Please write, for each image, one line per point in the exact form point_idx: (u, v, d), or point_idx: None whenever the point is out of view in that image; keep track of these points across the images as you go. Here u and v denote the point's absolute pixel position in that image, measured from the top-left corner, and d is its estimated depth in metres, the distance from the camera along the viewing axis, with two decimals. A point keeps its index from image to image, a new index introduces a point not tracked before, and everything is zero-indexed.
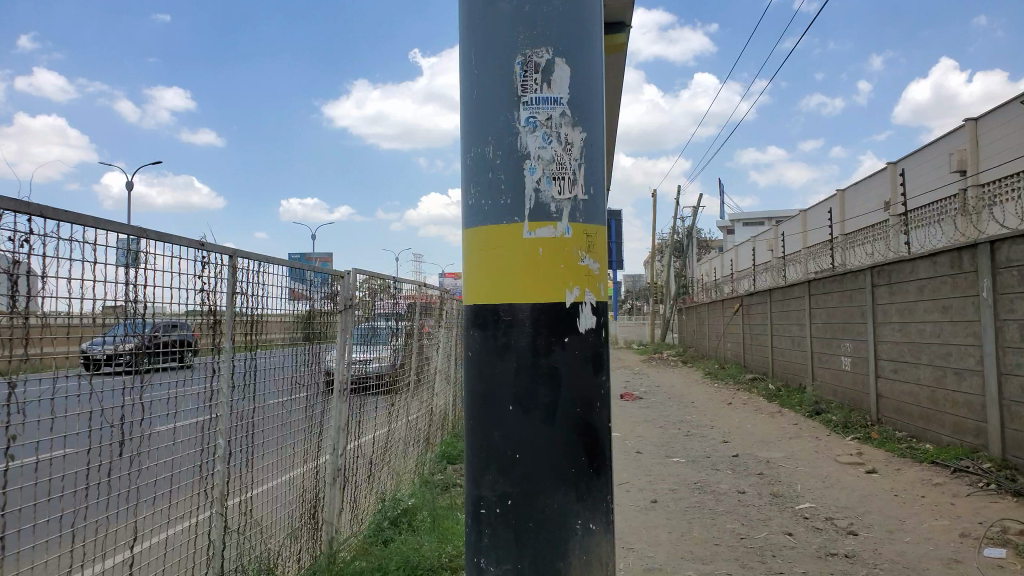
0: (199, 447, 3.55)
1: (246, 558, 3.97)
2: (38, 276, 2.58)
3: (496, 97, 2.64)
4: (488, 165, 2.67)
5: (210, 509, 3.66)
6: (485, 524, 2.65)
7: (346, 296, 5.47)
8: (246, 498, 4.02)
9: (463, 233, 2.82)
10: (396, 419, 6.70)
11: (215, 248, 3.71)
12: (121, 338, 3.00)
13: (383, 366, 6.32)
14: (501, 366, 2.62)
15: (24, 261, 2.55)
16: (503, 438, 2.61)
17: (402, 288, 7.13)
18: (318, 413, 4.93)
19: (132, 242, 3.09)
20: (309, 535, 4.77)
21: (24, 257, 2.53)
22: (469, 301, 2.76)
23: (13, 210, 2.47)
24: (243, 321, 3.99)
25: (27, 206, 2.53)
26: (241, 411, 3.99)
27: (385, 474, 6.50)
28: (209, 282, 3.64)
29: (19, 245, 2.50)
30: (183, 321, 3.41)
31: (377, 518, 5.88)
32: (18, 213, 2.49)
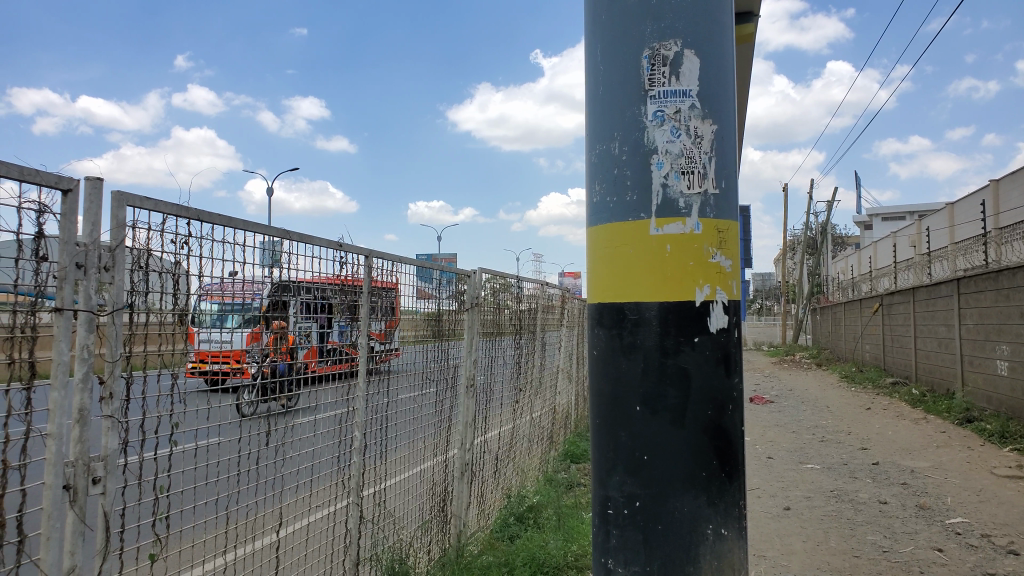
0: (338, 439, 3.72)
1: (380, 547, 4.12)
2: (196, 276, 2.78)
3: (622, 93, 2.61)
4: (614, 161, 2.64)
5: (348, 498, 3.82)
6: (613, 525, 2.63)
7: (473, 294, 5.58)
8: (380, 490, 4.19)
9: (588, 231, 2.81)
10: (520, 416, 6.77)
11: (352, 248, 3.88)
12: (271, 334, 3.20)
13: (508, 363, 6.40)
14: (628, 365, 2.59)
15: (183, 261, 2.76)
16: (630, 439, 2.58)
17: (526, 287, 7.19)
18: (446, 409, 5.06)
19: (276, 244, 3.28)
20: (439, 527, 4.90)
21: (184, 258, 2.74)
22: (594, 298, 2.75)
23: (174, 214, 2.68)
24: (378, 319, 4.15)
25: (186, 210, 2.73)
26: (377, 405, 4.16)
27: (510, 470, 6.57)
28: (347, 282, 3.81)
29: (180, 247, 2.71)
30: (324, 318, 3.59)
31: (504, 514, 5.96)
32: (179, 217, 2.70)
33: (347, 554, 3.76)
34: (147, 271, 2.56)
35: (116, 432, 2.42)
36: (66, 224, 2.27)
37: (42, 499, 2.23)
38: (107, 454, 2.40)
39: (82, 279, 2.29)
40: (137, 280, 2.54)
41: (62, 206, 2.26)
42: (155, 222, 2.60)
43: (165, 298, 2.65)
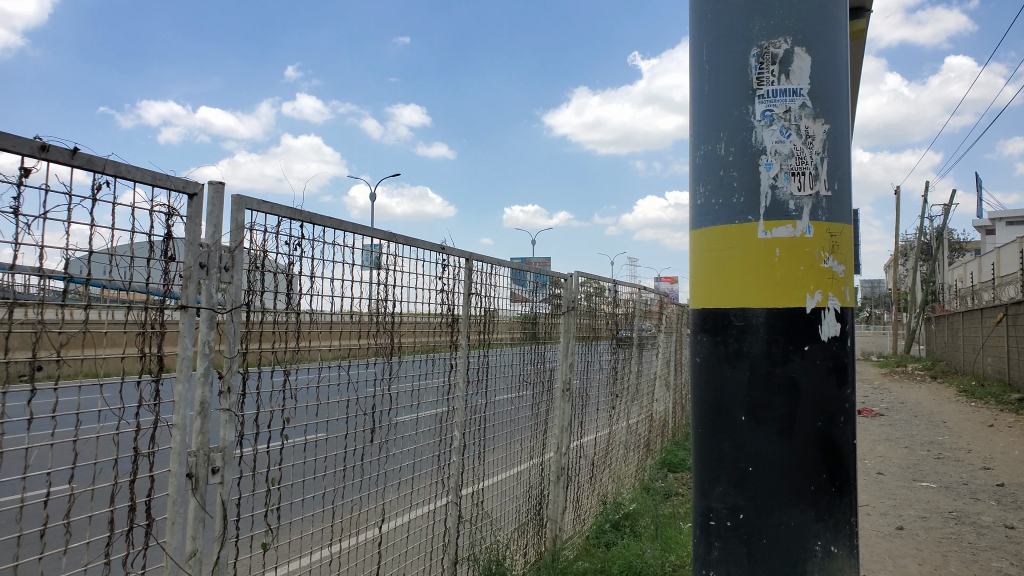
0: (437, 438, 3.80)
1: (478, 547, 4.17)
2: (308, 277, 2.90)
3: (729, 93, 2.55)
4: (720, 163, 2.57)
5: (446, 497, 3.86)
6: (714, 536, 2.56)
7: (570, 298, 5.57)
8: (478, 490, 4.25)
9: (691, 234, 2.75)
10: (617, 422, 6.70)
11: (453, 251, 3.95)
12: (376, 334, 3.29)
13: (605, 369, 6.35)
14: (732, 374, 2.51)
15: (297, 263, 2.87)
16: (734, 449, 2.50)
17: (623, 292, 7.12)
18: (543, 412, 5.07)
19: (382, 246, 3.37)
20: (535, 530, 4.91)
21: (297, 260, 2.85)
22: (698, 304, 2.69)
23: (289, 217, 2.79)
24: (477, 320, 4.20)
25: (299, 214, 2.85)
26: (475, 405, 4.21)
27: (606, 476, 6.51)
28: (449, 284, 3.88)
29: (294, 249, 2.83)
30: (426, 320, 3.66)
31: (600, 520, 5.91)
32: (294, 220, 2.81)
33: (445, 552, 3.80)
34: (264, 271, 2.68)
35: (234, 425, 2.55)
36: (192, 226, 2.41)
37: (167, 486, 2.37)
38: (224, 445, 2.53)
39: (205, 278, 2.42)
40: (254, 279, 2.66)
41: (188, 209, 2.40)
42: (271, 225, 2.72)
43: (278, 297, 2.78)
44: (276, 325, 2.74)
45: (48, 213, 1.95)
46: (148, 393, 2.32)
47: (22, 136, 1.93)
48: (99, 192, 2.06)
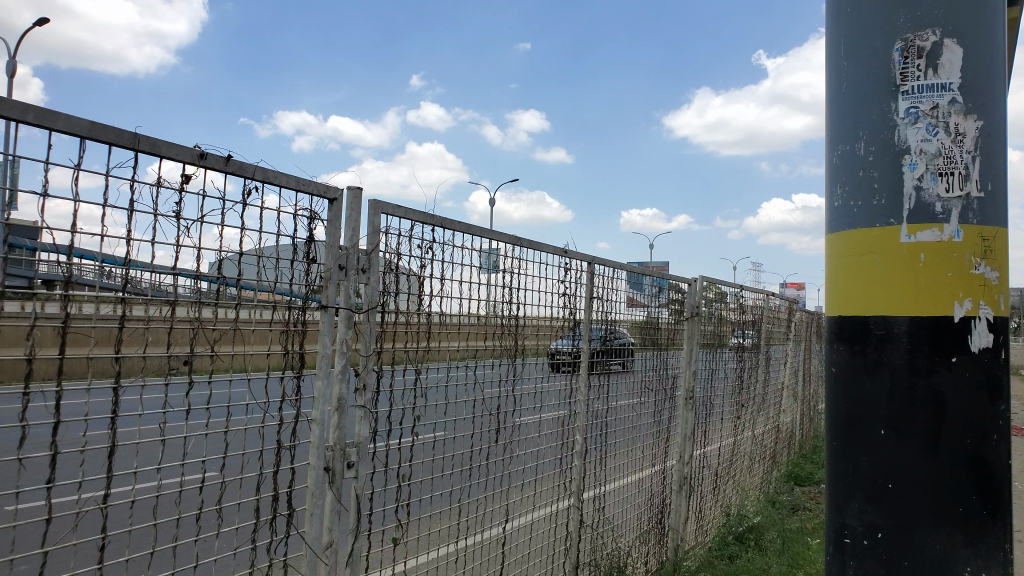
0: (560, 441, 3.82)
1: (599, 553, 4.15)
2: (438, 280, 2.99)
3: (870, 90, 2.42)
4: (858, 163, 2.45)
5: (569, 500, 3.87)
6: (849, 555, 2.44)
7: (693, 303, 5.44)
8: (600, 495, 4.23)
9: (826, 238, 2.63)
10: (742, 432, 6.49)
11: (576, 254, 3.96)
12: (499, 336, 3.36)
13: (729, 377, 6.17)
14: (871, 386, 2.39)
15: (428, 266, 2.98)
16: (871, 464, 2.37)
17: (749, 298, 6.89)
18: (665, 419, 4.99)
19: (508, 249, 3.44)
20: (657, 539, 4.84)
21: (429, 263, 2.95)
22: (833, 311, 2.57)
23: (421, 221, 2.90)
24: (598, 326, 4.19)
25: (430, 218, 2.95)
26: (596, 410, 4.20)
27: (729, 487, 6.33)
28: (571, 287, 3.89)
29: (425, 252, 2.93)
30: (548, 324, 3.69)
31: (723, 532, 5.74)
32: (425, 225, 2.92)
33: (569, 555, 3.81)
34: (396, 274, 2.80)
35: (367, 420, 2.66)
36: (331, 230, 2.54)
37: (306, 477, 2.51)
38: (359, 440, 2.64)
39: (343, 280, 2.55)
40: (389, 281, 2.77)
41: (329, 213, 2.53)
42: (405, 229, 2.84)
43: (409, 299, 2.89)
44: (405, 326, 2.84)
45: (204, 217, 2.11)
46: (290, 388, 2.47)
47: (184, 145, 2.10)
48: (249, 197, 2.21)
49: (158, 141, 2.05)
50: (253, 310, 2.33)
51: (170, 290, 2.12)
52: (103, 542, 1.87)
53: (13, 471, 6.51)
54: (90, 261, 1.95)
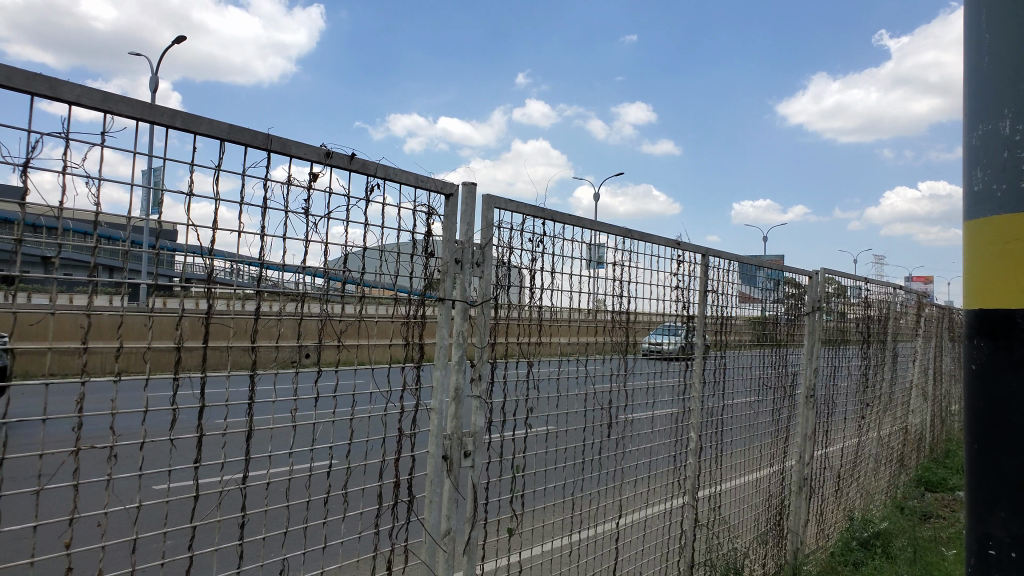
0: (674, 438, 3.75)
1: (715, 554, 4.05)
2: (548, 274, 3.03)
3: (1016, 64, 2.24)
4: (1002, 144, 2.27)
5: (683, 498, 3.78)
6: (994, 568, 2.27)
7: (814, 298, 5.23)
8: (715, 494, 4.13)
9: (964, 227, 2.46)
10: (867, 433, 6.18)
11: (689, 246, 3.88)
12: (610, 329, 3.36)
13: (853, 375, 5.88)
14: (1018, 386, 2.21)
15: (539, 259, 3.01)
16: (1020, 471, 2.20)
17: (875, 292, 6.54)
18: (784, 417, 4.82)
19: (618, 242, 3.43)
20: (776, 541, 4.67)
21: (539, 256, 2.98)
22: (972, 304, 2.41)
23: (532, 214, 2.93)
24: (713, 320, 4.09)
25: (541, 212, 2.97)
26: (712, 408, 4.09)
27: (853, 490, 6.05)
28: (684, 280, 3.81)
29: (536, 245, 2.96)
30: (659, 318, 3.65)
31: (847, 536, 5.48)
32: (537, 218, 2.96)
33: (684, 554, 3.73)
34: (509, 267, 2.83)
35: (482, 411, 2.72)
36: (448, 224, 2.59)
37: (426, 466, 2.59)
38: (475, 430, 2.70)
39: (459, 273, 2.60)
40: (501, 275, 2.82)
41: (445, 208, 2.58)
42: (516, 223, 2.86)
43: (520, 292, 2.92)
44: (516, 320, 2.88)
45: (330, 214, 2.20)
46: (410, 378, 2.55)
47: (311, 144, 2.19)
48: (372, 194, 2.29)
49: (288, 142, 2.14)
50: (375, 304, 2.42)
51: (300, 286, 2.22)
52: (242, 521, 1.98)
53: (160, 453, 7.01)
54: (227, 259, 2.08)
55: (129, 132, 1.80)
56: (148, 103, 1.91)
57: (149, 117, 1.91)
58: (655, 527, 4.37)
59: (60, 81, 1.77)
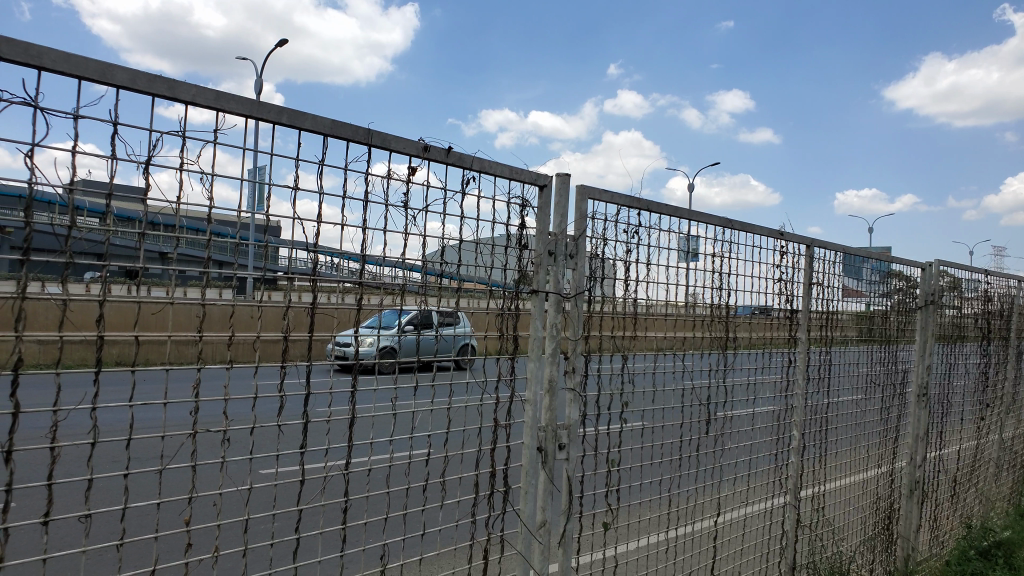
0: (775, 436, 3.63)
1: (818, 556, 3.91)
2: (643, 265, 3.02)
3: None
4: None
5: (784, 497, 3.66)
6: None
7: (927, 292, 4.96)
8: (819, 495, 3.98)
9: None
10: (986, 435, 5.82)
11: (793, 237, 3.76)
12: (707, 321, 3.31)
13: (971, 373, 5.55)
14: None
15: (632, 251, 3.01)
16: None
17: (996, 285, 6.14)
18: (895, 417, 4.59)
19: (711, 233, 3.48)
20: (885, 546, 4.47)
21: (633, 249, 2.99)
22: None
23: (625, 205, 2.98)
24: (819, 315, 3.94)
25: (636, 202, 3.04)
26: (816, 405, 3.94)
27: (970, 495, 5.71)
28: (787, 272, 3.68)
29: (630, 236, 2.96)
30: (761, 312, 3.55)
31: (963, 545, 5.18)
32: (631, 208, 3.03)
33: (785, 555, 3.61)
34: (604, 259, 2.84)
35: (577, 404, 2.72)
36: (542, 216, 2.60)
37: (521, 457, 2.62)
38: (569, 423, 2.70)
39: (553, 265, 2.63)
40: (595, 267, 2.83)
41: (539, 200, 2.59)
42: (609, 214, 2.87)
43: (612, 284, 2.91)
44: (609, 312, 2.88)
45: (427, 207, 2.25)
46: (505, 369, 2.58)
47: (409, 139, 2.24)
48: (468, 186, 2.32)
49: (387, 136, 2.19)
50: (471, 296, 2.45)
51: (400, 280, 2.27)
52: (344, 506, 2.05)
53: (267, 439, 7.32)
54: (329, 254, 2.14)
55: (238, 130, 1.89)
56: (256, 101, 2.00)
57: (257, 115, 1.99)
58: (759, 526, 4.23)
59: (178, 82, 1.88)
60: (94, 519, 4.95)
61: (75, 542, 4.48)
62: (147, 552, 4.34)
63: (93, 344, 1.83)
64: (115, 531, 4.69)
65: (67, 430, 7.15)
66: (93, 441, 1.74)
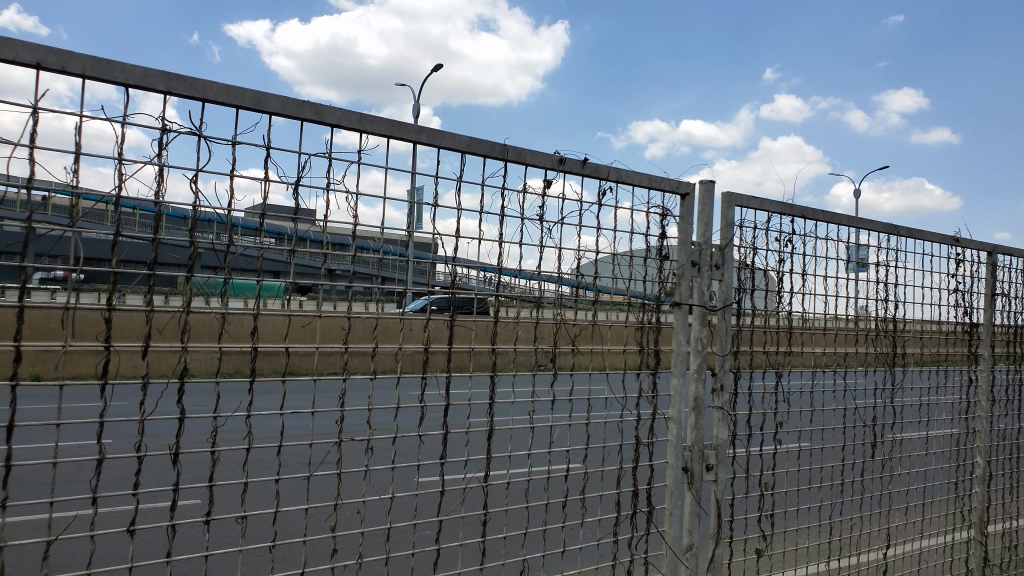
0: (955, 465, 3.29)
1: None
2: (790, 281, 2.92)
3: None
4: None
5: (968, 532, 3.31)
6: None
7: None
8: (1011, 531, 3.56)
9: None
10: None
11: (970, 244, 3.46)
12: (873, 337, 3.10)
13: None
14: None
15: (779, 266, 2.91)
16: None
17: None
18: None
19: (868, 246, 3.33)
20: None
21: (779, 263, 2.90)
22: None
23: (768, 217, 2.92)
24: (1004, 330, 3.58)
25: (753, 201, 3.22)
26: (1005, 430, 3.55)
27: None
28: (965, 283, 3.38)
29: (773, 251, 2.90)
30: (936, 326, 3.27)
31: None
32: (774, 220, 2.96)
33: None
34: (752, 269, 2.78)
35: (726, 423, 2.66)
36: (683, 226, 2.64)
37: (666, 476, 2.58)
38: (717, 443, 2.63)
39: (697, 276, 2.60)
40: (744, 278, 2.77)
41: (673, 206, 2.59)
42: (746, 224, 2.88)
43: (757, 296, 2.83)
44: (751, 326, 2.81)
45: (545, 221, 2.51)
46: (647, 384, 2.60)
47: (543, 152, 2.68)
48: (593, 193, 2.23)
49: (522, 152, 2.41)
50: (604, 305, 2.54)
51: (535, 291, 2.36)
52: (482, 518, 2.09)
53: (414, 446, 7.50)
54: (471, 268, 2.25)
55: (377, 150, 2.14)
56: (399, 122, 2.53)
57: (400, 133, 2.52)
58: (944, 560, 3.79)
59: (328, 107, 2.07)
60: (251, 517, 5.28)
61: (233, 539, 4.78)
62: (297, 554, 4.57)
63: (248, 355, 1.95)
64: (270, 532, 4.94)
65: (230, 434, 7.68)
66: (245, 448, 1.89)
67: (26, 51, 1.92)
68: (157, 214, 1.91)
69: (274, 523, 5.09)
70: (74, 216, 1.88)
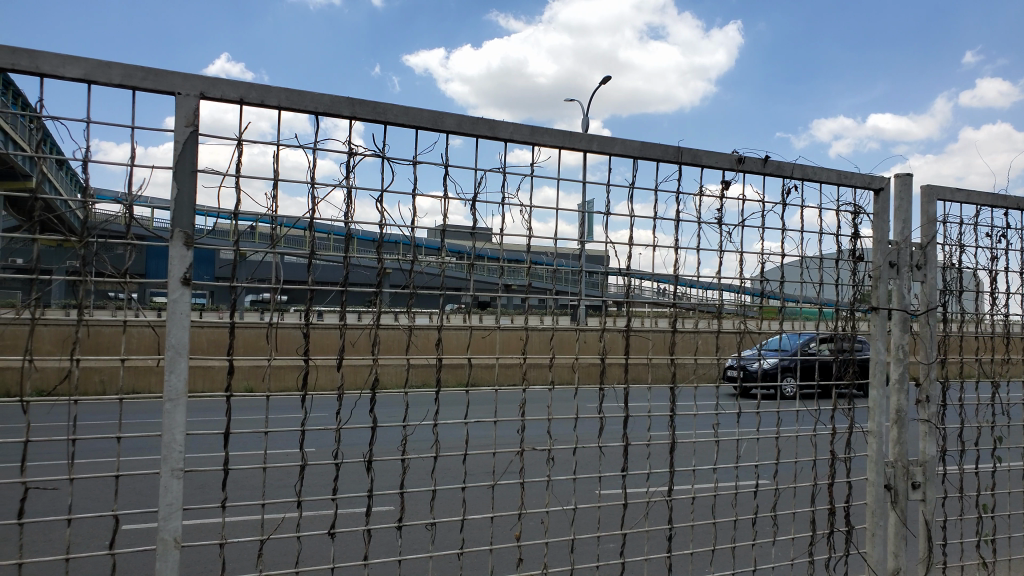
0: None
1: None
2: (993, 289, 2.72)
3: None
4: None
5: None
6: None
7: None
8: None
9: None
10: None
11: None
12: None
13: None
14: None
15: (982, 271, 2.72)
16: None
17: None
18: None
19: None
20: None
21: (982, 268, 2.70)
22: None
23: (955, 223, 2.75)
24: None
25: (955, 195, 3.00)
26: None
27: None
28: None
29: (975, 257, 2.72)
30: None
31: None
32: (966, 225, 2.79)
33: None
34: (953, 271, 2.64)
35: (934, 437, 2.51)
36: (879, 225, 2.52)
37: (867, 494, 2.48)
38: (925, 459, 2.50)
39: (895, 276, 2.52)
40: (947, 280, 2.63)
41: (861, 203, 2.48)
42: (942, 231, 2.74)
43: (960, 299, 2.68)
44: (952, 333, 2.63)
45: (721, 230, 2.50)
46: (843, 397, 2.48)
47: (720, 153, 2.79)
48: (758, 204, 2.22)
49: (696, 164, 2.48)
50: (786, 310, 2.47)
51: (715, 299, 2.34)
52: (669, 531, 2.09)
53: (593, 458, 7.49)
54: (648, 280, 2.27)
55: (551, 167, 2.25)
56: (569, 133, 2.59)
57: (570, 144, 2.59)
58: None
59: None
60: (440, 525, 5.49)
61: (424, 546, 4.98)
62: (483, 562, 4.69)
63: (433, 367, 2.00)
64: (458, 540, 5.11)
65: (418, 443, 8.07)
66: (432, 458, 1.96)
67: (232, 90, 2.14)
68: (348, 236, 2.06)
69: (462, 531, 5.26)
70: (275, 240, 2.07)
